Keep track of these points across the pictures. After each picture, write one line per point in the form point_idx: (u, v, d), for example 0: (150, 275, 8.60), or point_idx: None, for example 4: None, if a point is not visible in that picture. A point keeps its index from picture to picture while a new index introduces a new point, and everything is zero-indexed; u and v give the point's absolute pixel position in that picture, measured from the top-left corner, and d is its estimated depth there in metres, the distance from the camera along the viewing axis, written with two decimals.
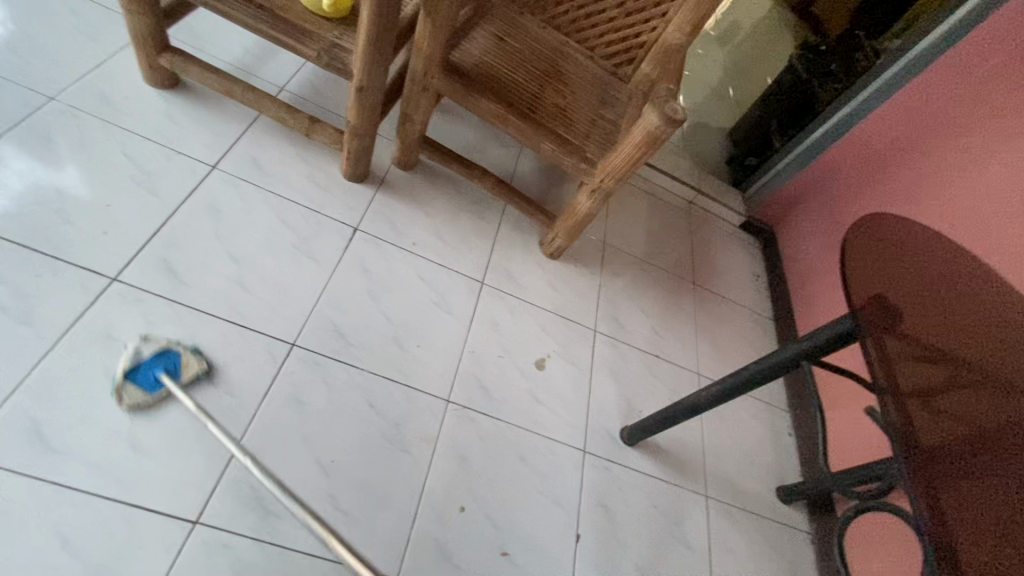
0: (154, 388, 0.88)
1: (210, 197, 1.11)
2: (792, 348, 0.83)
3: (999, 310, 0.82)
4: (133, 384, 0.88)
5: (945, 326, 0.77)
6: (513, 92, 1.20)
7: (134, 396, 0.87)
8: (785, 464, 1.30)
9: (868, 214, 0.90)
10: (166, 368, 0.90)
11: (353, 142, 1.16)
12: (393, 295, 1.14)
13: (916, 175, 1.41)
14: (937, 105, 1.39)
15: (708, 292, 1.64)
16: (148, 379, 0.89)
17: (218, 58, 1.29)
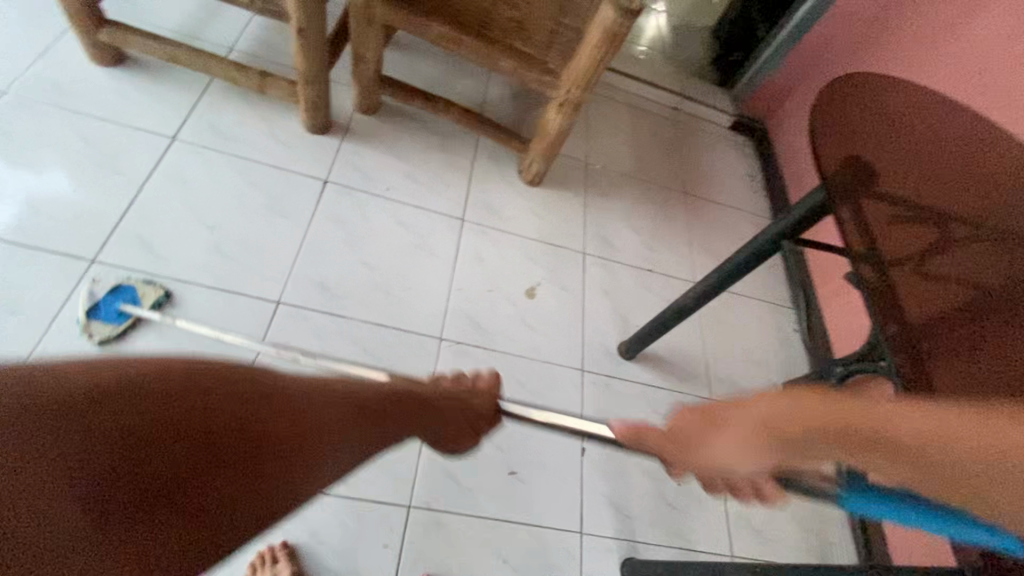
0: (118, 318, 0.93)
1: (175, 169, 1.10)
2: (770, 229, 0.81)
3: (993, 160, 0.78)
4: (98, 320, 0.92)
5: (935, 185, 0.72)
6: (464, 13, 1.14)
7: (101, 330, 0.92)
8: (790, 358, 1.30)
9: (847, 76, 0.83)
10: (126, 301, 0.95)
11: (308, 91, 1.13)
12: (373, 242, 1.13)
13: (913, 41, 1.31)
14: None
15: (700, 199, 1.60)
16: (110, 315, 0.93)
17: (160, 25, 1.24)
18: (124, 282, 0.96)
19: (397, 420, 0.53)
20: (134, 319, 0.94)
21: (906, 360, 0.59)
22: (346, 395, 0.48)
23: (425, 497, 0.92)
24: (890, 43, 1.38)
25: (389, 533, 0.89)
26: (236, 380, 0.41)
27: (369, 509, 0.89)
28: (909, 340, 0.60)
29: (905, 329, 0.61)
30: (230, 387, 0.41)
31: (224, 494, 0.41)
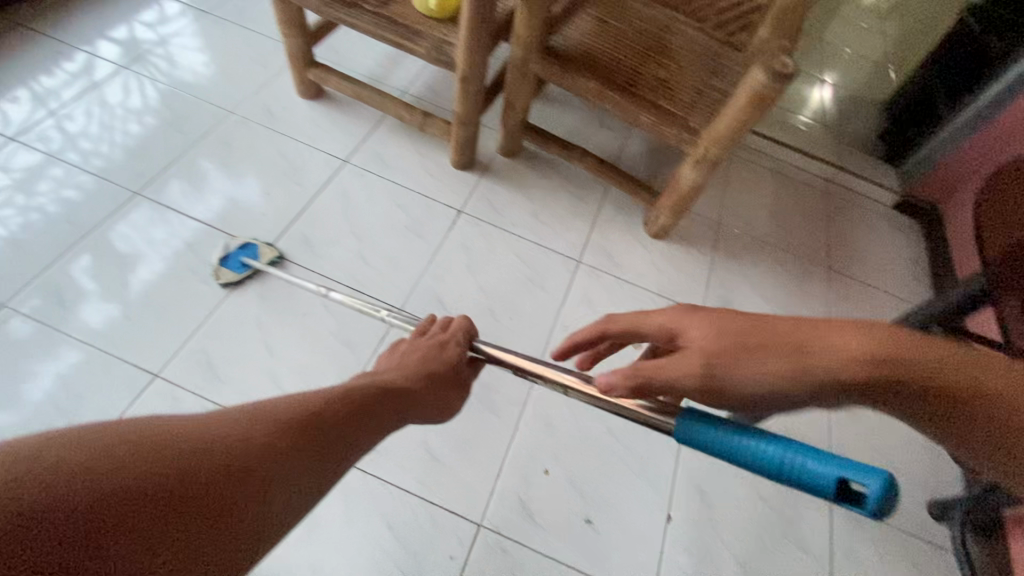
0: (241, 269, 1.13)
1: (342, 185, 1.29)
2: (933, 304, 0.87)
3: None
4: (226, 268, 1.13)
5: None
6: (612, 69, 1.20)
7: (228, 276, 1.12)
8: (942, 472, 1.09)
9: None
10: (249, 256, 1.15)
11: (460, 130, 1.27)
12: (492, 270, 1.21)
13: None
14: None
15: (844, 277, 1.45)
16: (236, 265, 1.13)
17: (355, 70, 1.49)
18: (250, 241, 1.16)
19: (330, 423, 0.52)
20: (253, 271, 1.13)
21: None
22: (257, 419, 0.47)
23: (496, 522, 0.92)
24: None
25: (456, 547, 0.89)
26: (103, 436, 0.39)
27: (442, 518, 0.91)
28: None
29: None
30: (135, 437, 0.41)
31: (166, 546, 0.37)
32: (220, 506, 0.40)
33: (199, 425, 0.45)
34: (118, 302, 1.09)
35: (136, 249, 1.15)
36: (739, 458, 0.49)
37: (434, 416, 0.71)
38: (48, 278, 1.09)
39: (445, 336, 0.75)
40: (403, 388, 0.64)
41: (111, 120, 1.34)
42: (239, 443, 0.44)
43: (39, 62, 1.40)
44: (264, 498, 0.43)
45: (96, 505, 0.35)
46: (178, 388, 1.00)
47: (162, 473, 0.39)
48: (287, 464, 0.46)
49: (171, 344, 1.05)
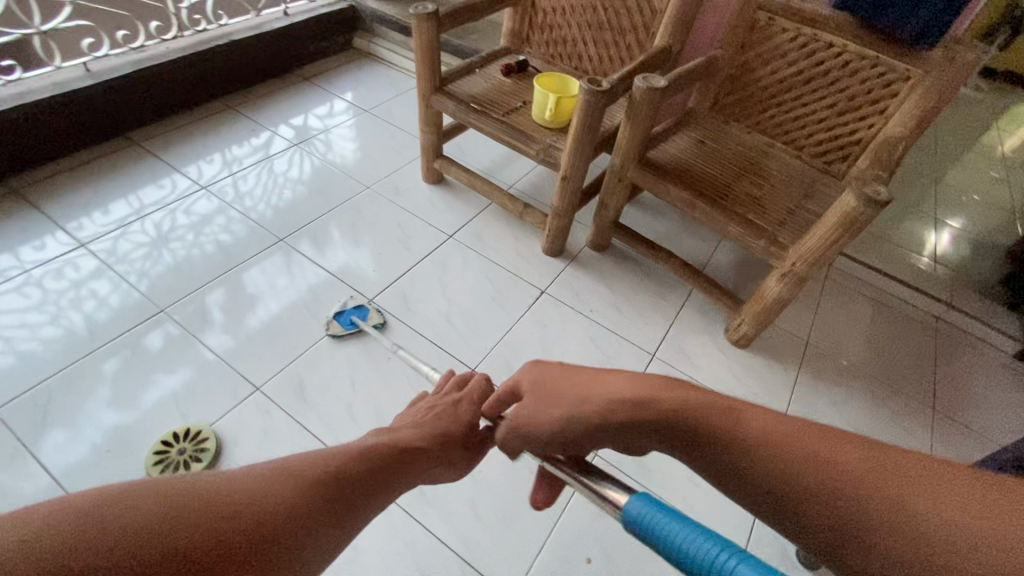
0: (349, 326, 1.25)
1: (444, 256, 1.46)
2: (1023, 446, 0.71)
3: None
4: (337, 322, 1.26)
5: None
6: (706, 182, 1.29)
7: (336, 329, 1.25)
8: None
9: None
10: (358, 317, 1.27)
11: (555, 222, 1.40)
12: (565, 352, 1.27)
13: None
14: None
15: (953, 423, 1.31)
16: (346, 321, 1.26)
17: (473, 164, 1.72)
18: (364, 303, 1.30)
19: (351, 482, 0.61)
20: (358, 329, 1.26)
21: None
22: (291, 480, 0.56)
23: None
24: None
25: None
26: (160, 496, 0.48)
27: None
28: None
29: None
30: (188, 492, 0.50)
31: None
32: (261, 557, 0.49)
33: (241, 480, 0.54)
34: (242, 324, 1.27)
35: (259, 291, 1.34)
36: (663, 539, 0.45)
37: (451, 474, 0.79)
38: (193, 305, 1.29)
39: (461, 394, 0.86)
40: (418, 448, 0.72)
41: (274, 185, 1.64)
42: (270, 503, 0.53)
43: (234, 136, 1.78)
44: (294, 549, 0.52)
45: (158, 559, 0.44)
46: (270, 403, 1.12)
47: (208, 534, 0.48)
48: (310, 526, 0.54)
49: (274, 365, 1.19)
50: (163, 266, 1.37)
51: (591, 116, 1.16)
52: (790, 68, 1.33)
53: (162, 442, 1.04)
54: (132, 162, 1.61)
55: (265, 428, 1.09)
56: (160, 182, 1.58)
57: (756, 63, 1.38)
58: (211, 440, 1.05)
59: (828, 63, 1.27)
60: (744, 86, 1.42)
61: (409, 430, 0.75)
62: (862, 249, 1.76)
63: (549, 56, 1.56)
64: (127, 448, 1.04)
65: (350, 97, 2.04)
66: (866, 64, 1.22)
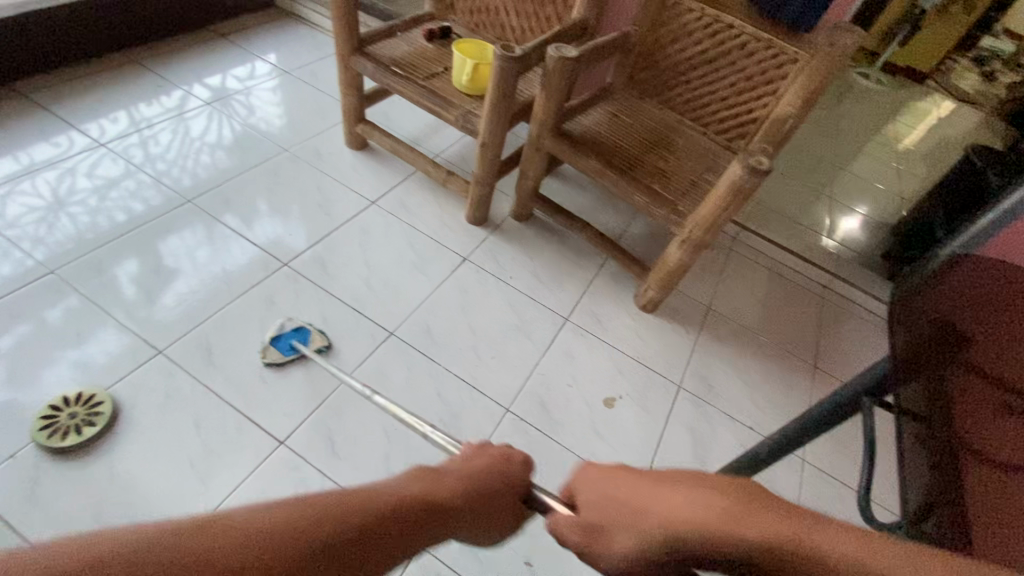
0: (288, 352, 1.15)
1: (366, 222, 1.46)
2: (845, 388, 0.79)
3: None
4: (275, 347, 1.16)
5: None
6: (616, 153, 1.36)
7: (273, 356, 1.14)
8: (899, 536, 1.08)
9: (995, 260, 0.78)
10: (299, 339, 1.17)
11: (476, 190, 1.43)
12: (482, 315, 1.32)
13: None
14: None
15: (830, 377, 1.47)
16: (286, 346, 1.16)
17: (399, 131, 1.70)
18: (305, 325, 1.19)
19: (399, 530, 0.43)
20: (300, 355, 1.16)
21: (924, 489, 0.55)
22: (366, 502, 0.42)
23: (438, 545, 0.96)
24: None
25: None
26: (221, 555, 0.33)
27: None
28: (937, 463, 0.56)
29: (942, 447, 0.56)
30: (192, 547, 0.33)
31: None
32: None
33: (240, 511, 0.37)
34: (144, 286, 1.22)
35: (180, 266, 1.27)
36: None
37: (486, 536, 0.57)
38: (103, 280, 1.21)
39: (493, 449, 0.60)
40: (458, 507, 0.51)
41: (190, 149, 1.56)
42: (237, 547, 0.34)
43: (141, 93, 1.67)
44: None
45: None
46: (174, 365, 1.11)
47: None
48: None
49: (180, 328, 1.17)
50: (57, 227, 1.28)
51: (505, 83, 1.19)
52: (695, 47, 1.42)
53: (50, 407, 1.00)
54: (17, 114, 1.48)
55: (169, 391, 1.07)
56: (55, 140, 1.46)
57: (667, 40, 1.46)
58: (106, 404, 1.02)
59: (728, 44, 1.37)
60: (656, 63, 1.50)
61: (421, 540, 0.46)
62: (763, 222, 1.91)
63: (472, 24, 1.57)
64: (16, 421, 0.98)
65: (273, 59, 1.96)
66: (760, 47, 1.33)
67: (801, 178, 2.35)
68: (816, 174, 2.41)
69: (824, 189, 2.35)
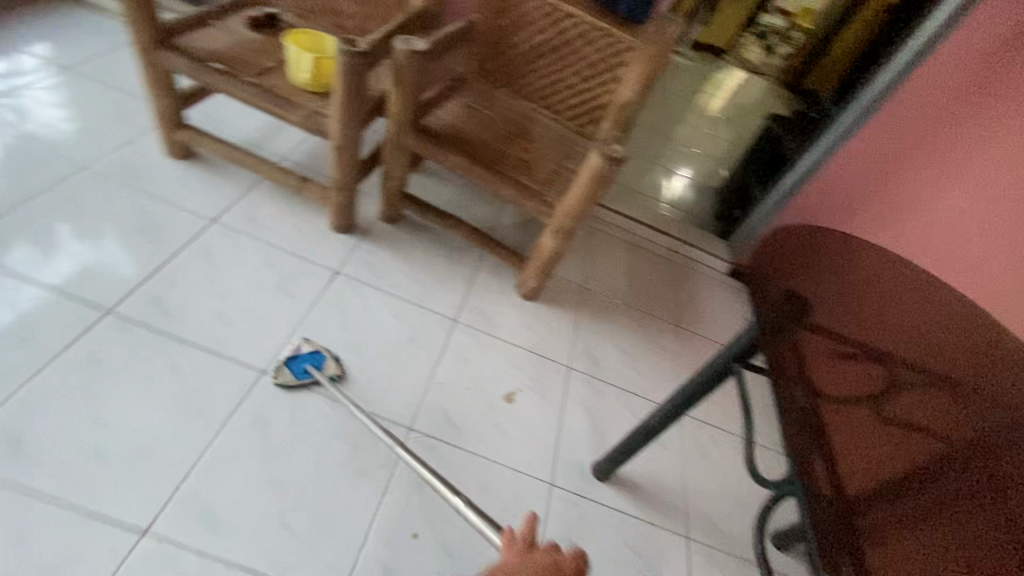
0: (301, 375, 1.08)
1: (209, 245, 1.26)
2: (719, 356, 0.86)
3: (923, 323, 0.87)
4: (288, 367, 1.08)
5: (888, 332, 0.83)
6: (479, 147, 1.34)
7: (286, 376, 1.07)
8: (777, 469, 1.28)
9: (809, 228, 0.96)
10: (312, 363, 1.10)
11: (337, 197, 1.32)
12: (365, 332, 1.23)
13: (944, 169, 1.46)
14: (950, 95, 1.43)
15: (690, 332, 1.66)
16: (299, 368, 1.09)
17: (231, 134, 1.48)
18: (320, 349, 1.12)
19: None
20: (312, 380, 1.09)
21: (794, 433, 0.66)
22: None
23: None
24: (900, 178, 1.56)
25: None
26: None
27: None
28: (800, 414, 0.68)
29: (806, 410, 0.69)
30: None
31: None
32: None
33: None
34: None
35: None
36: None
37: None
38: None
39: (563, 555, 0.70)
40: None
41: None
42: None
43: None
44: None
45: None
46: None
47: None
48: None
49: None
50: None
51: (354, 80, 1.09)
52: (539, 36, 1.44)
53: None
54: None
55: None
56: None
57: (511, 30, 1.47)
58: None
59: (569, 33, 1.41)
60: (503, 52, 1.50)
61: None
62: (616, 198, 2.06)
63: (302, 10, 1.41)
64: None
65: (41, 50, 1.56)
66: (598, 36, 1.39)
67: (640, 150, 2.57)
68: (651, 146, 2.65)
69: (659, 158, 2.59)
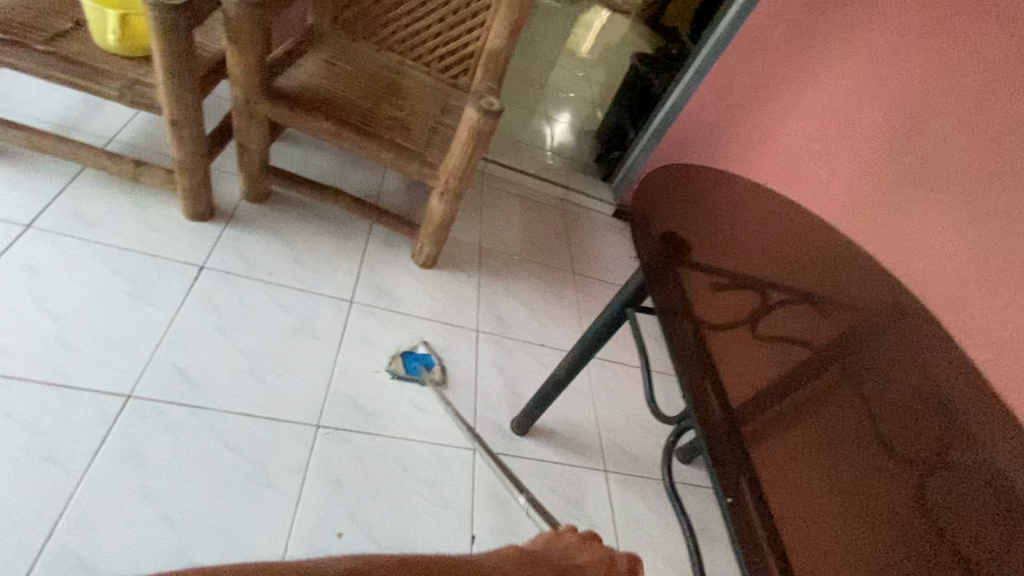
0: (412, 370, 1.19)
1: (26, 257, 1.04)
2: (614, 300, 0.89)
3: (782, 242, 0.96)
4: (401, 361, 1.20)
5: (755, 256, 0.90)
6: (345, 109, 1.21)
7: (396, 365, 1.19)
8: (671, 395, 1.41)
9: (679, 167, 1.01)
10: (422, 362, 1.22)
11: (185, 181, 1.14)
12: (247, 330, 1.11)
13: (798, 85, 1.53)
14: (786, 23, 1.50)
15: (587, 277, 1.71)
16: (408, 365, 1.20)
17: (30, 116, 1.21)
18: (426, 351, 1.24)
19: None
20: (419, 378, 1.19)
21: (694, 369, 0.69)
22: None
23: None
24: (753, 107, 1.63)
25: None
26: None
27: None
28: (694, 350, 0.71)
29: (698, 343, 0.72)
30: None
31: None
32: None
33: None
34: None
35: None
36: None
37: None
38: None
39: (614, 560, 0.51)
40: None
41: None
42: None
43: None
44: None
45: None
46: None
47: None
48: None
49: None
50: None
51: (176, 40, 0.92)
52: None
53: None
54: None
55: None
56: None
57: None
58: None
59: None
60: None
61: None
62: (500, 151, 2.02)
63: None
64: None
65: None
66: None
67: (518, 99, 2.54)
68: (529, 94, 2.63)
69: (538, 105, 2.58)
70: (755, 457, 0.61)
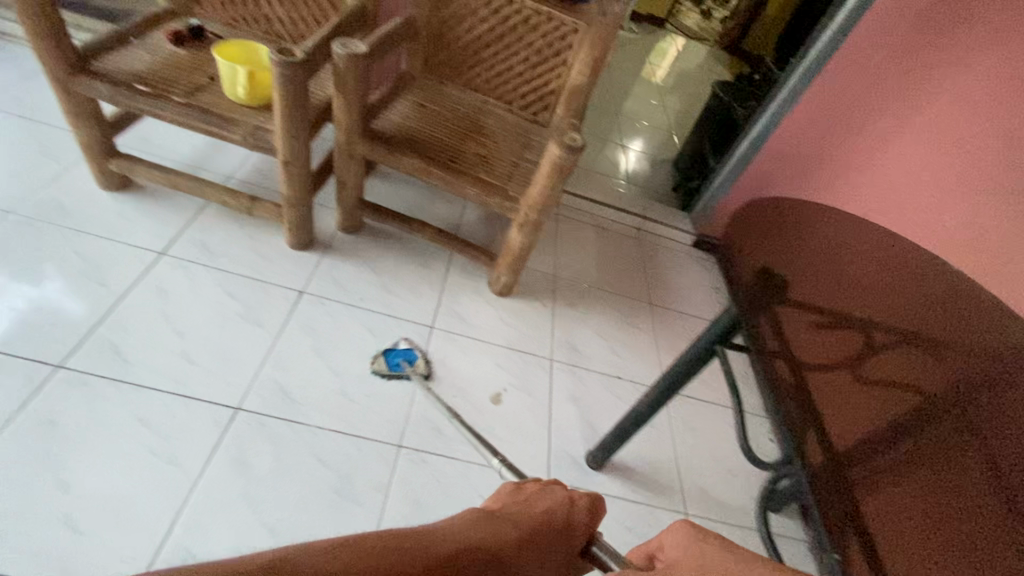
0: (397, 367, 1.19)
1: (159, 281, 1.18)
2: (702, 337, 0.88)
3: (896, 274, 0.89)
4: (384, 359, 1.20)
5: (863, 291, 0.84)
6: (434, 147, 1.29)
7: (380, 364, 1.19)
8: (762, 437, 1.33)
9: (771, 199, 0.97)
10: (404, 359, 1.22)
11: (292, 214, 1.26)
12: (339, 352, 1.19)
13: (899, 114, 1.45)
14: (886, 48, 1.44)
15: (664, 309, 1.68)
16: (392, 362, 1.20)
17: (169, 158, 1.40)
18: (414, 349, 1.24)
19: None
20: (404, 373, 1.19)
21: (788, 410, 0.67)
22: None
23: None
24: (849, 135, 1.56)
25: None
26: None
27: None
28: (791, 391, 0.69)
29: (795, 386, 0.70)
30: None
31: None
32: None
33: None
34: None
35: None
36: None
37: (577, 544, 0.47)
38: None
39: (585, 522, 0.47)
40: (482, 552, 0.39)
41: None
42: None
43: None
44: None
45: None
46: None
47: None
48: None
49: None
50: None
51: (294, 91, 1.03)
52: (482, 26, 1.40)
53: None
54: None
55: None
56: None
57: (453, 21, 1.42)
58: None
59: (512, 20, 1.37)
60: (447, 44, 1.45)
61: (509, 540, 0.40)
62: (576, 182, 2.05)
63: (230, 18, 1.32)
64: None
65: None
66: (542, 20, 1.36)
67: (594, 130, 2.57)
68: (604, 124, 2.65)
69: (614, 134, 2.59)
70: (862, 502, 0.58)
